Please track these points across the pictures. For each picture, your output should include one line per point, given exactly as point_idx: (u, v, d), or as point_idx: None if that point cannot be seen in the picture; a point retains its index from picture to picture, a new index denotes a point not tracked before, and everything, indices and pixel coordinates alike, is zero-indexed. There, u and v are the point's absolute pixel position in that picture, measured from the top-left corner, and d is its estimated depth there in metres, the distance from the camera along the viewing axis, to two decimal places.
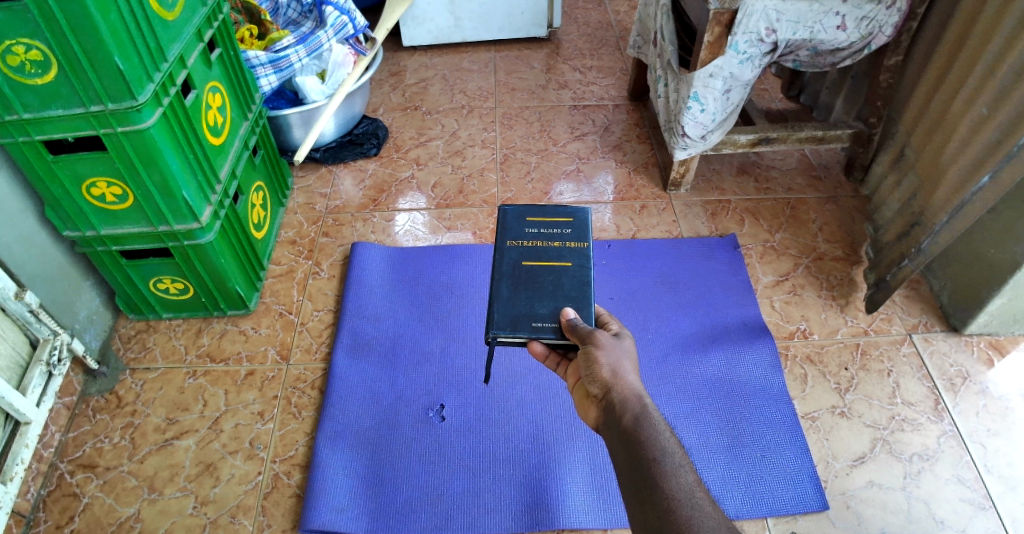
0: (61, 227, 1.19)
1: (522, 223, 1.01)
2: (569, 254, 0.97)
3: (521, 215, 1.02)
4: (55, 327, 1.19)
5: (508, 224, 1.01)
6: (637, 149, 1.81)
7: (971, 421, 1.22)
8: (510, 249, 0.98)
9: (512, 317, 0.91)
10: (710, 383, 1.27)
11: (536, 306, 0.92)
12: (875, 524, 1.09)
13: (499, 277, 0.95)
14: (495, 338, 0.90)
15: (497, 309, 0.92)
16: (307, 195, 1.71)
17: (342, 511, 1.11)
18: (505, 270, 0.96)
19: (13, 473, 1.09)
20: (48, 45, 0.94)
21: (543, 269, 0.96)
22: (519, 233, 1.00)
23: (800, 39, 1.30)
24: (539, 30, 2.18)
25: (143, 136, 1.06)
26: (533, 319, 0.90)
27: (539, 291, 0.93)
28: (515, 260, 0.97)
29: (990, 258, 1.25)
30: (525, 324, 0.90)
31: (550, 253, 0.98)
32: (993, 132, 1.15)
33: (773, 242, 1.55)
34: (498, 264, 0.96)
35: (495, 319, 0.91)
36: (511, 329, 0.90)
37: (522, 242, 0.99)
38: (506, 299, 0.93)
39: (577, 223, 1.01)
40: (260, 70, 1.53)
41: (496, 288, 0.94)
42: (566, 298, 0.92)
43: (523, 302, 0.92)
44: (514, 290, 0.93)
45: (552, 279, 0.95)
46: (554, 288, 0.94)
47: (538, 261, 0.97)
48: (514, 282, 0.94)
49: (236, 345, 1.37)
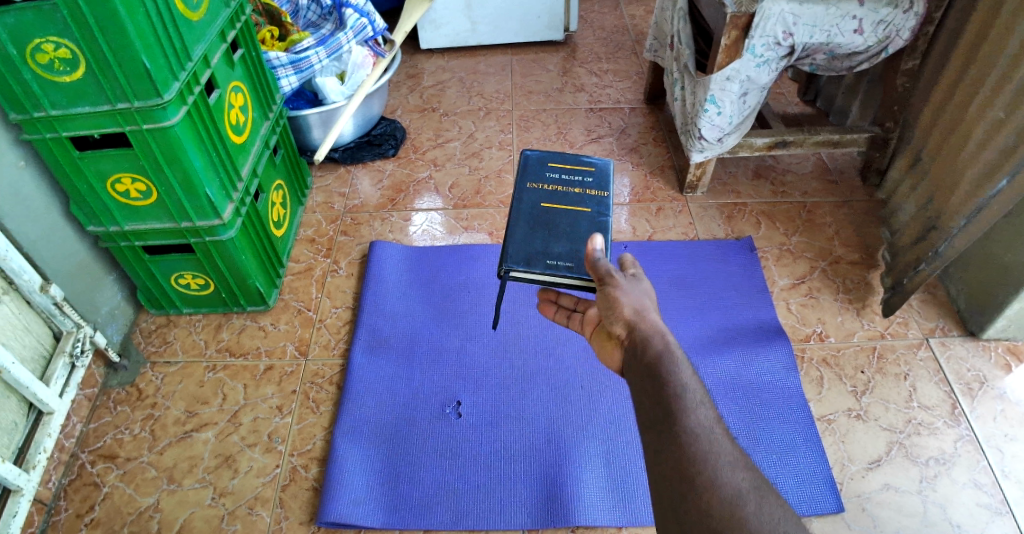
0: (85, 223, 1.22)
1: (544, 167, 1.05)
2: (588, 200, 1.01)
3: (543, 159, 1.06)
4: (78, 320, 1.21)
5: (530, 170, 1.05)
6: (653, 152, 1.82)
7: (988, 425, 1.21)
8: (530, 190, 1.02)
9: (527, 253, 0.95)
10: (725, 384, 1.27)
11: (552, 245, 0.96)
12: (890, 526, 1.09)
13: (519, 216, 0.99)
14: (509, 272, 0.95)
15: (513, 245, 0.96)
16: (326, 194, 1.73)
17: (358, 504, 1.12)
18: (524, 210, 1.00)
19: (36, 461, 1.11)
20: (76, 44, 0.97)
21: (561, 212, 1.00)
22: (539, 176, 1.04)
23: (817, 43, 1.31)
24: (555, 34, 2.20)
25: (167, 134, 1.08)
26: (548, 257, 0.94)
27: (554, 233, 0.97)
28: (534, 202, 1.01)
29: (1007, 262, 1.25)
30: (540, 262, 0.94)
31: (570, 198, 1.02)
32: (1008, 135, 1.15)
33: (790, 245, 1.56)
34: (517, 204, 1.00)
35: (511, 254, 0.95)
36: (526, 264, 0.94)
37: (543, 186, 1.03)
38: (523, 236, 0.97)
39: (597, 172, 1.05)
40: (281, 70, 1.56)
41: (515, 225, 0.98)
42: (582, 241, 0.96)
43: (538, 242, 0.96)
44: (531, 229, 0.97)
45: (568, 222, 0.99)
46: (570, 231, 0.97)
47: (556, 204, 1.01)
48: (531, 223, 0.98)
49: (255, 340, 1.38)
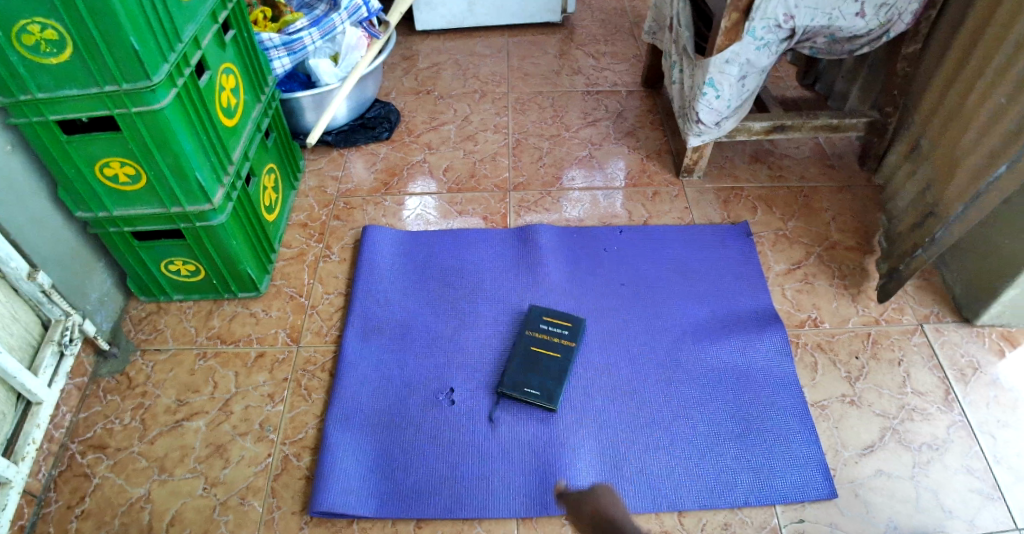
0: (73, 209, 1.19)
1: (541, 318, 1.32)
2: (561, 348, 1.27)
3: (542, 313, 1.33)
4: (67, 308, 1.20)
5: (531, 319, 1.32)
6: (650, 135, 1.80)
7: (981, 412, 1.20)
8: (526, 335, 1.30)
9: (515, 382, 1.22)
10: (722, 370, 1.26)
11: (531, 379, 1.22)
12: (882, 513, 1.09)
13: (513, 355, 1.26)
14: (501, 393, 1.22)
15: (508, 375, 1.23)
16: (318, 179, 1.70)
17: (350, 493, 1.11)
18: (517, 350, 1.27)
19: (24, 453, 1.10)
20: (63, 25, 0.94)
21: (544, 355, 1.26)
22: (535, 325, 1.31)
23: (819, 25, 1.29)
24: (553, 15, 2.17)
25: (157, 117, 1.06)
26: (525, 386, 1.21)
27: (535, 373, 1.23)
28: (527, 344, 1.28)
29: (1004, 249, 1.24)
30: (520, 389, 1.21)
31: (551, 345, 1.27)
32: (1010, 121, 1.13)
33: (787, 230, 1.54)
34: (515, 345, 1.28)
35: (504, 381, 1.22)
36: (512, 388, 1.21)
37: (535, 334, 1.29)
38: (514, 370, 1.24)
39: (573, 327, 1.30)
40: (273, 52, 1.54)
41: (510, 362, 1.25)
42: (551, 378, 1.22)
43: (524, 378, 1.22)
44: (521, 368, 1.24)
45: (545, 364, 1.24)
46: (545, 370, 1.23)
47: (542, 348, 1.27)
48: (522, 362, 1.25)
49: (246, 327, 1.37)
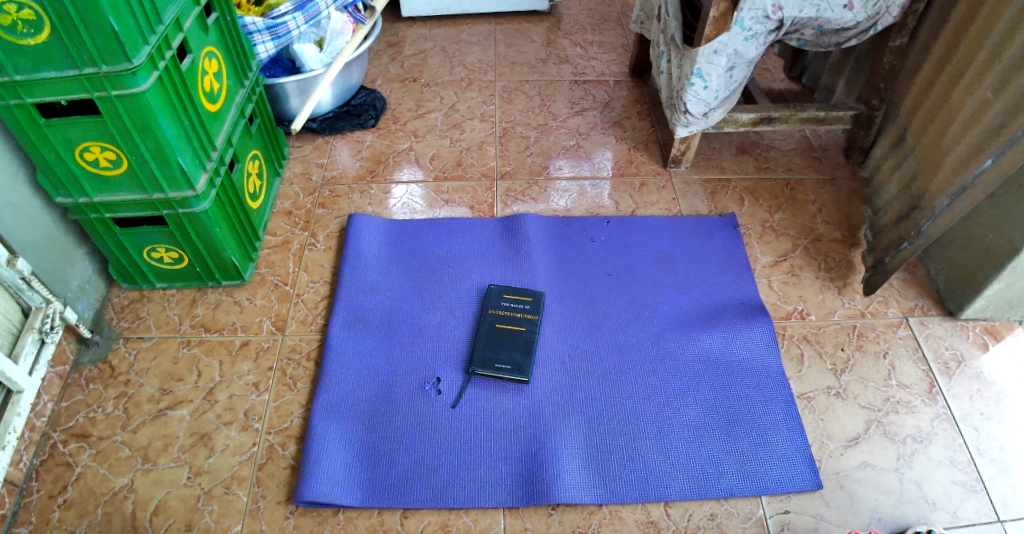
0: (53, 194, 1.17)
1: (501, 297, 1.35)
2: (526, 322, 1.30)
3: (501, 291, 1.36)
4: (47, 295, 1.18)
5: (491, 299, 1.35)
6: (637, 126, 1.79)
7: (964, 404, 1.22)
8: (490, 314, 1.32)
9: (484, 358, 1.25)
10: (708, 361, 1.27)
11: (501, 353, 1.25)
12: (867, 504, 1.11)
13: (480, 333, 1.29)
14: (474, 370, 1.24)
15: (477, 352, 1.26)
16: (303, 165, 1.68)
17: (338, 482, 1.11)
18: (484, 329, 1.29)
19: (5, 441, 1.08)
20: (40, 4, 0.91)
21: (509, 331, 1.29)
22: (497, 304, 1.33)
23: (807, 17, 1.28)
24: (540, 3, 2.15)
25: (138, 101, 1.04)
26: (496, 362, 1.24)
27: (504, 348, 1.26)
28: (492, 323, 1.30)
29: (989, 243, 1.25)
30: (491, 365, 1.24)
31: (514, 320, 1.30)
32: (995, 115, 1.14)
33: (773, 222, 1.55)
34: (479, 326, 1.30)
35: (474, 358, 1.25)
36: (483, 366, 1.24)
37: (498, 312, 1.32)
38: (483, 347, 1.27)
39: (534, 300, 1.34)
40: (257, 36, 1.50)
41: (477, 339, 1.28)
42: (520, 351, 1.26)
43: (494, 352, 1.26)
44: (491, 343, 1.27)
45: (512, 337, 1.28)
46: (513, 344, 1.27)
47: (508, 325, 1.30)
48: (491, 340, 1.27)
49: (230, 316, 1.35)
